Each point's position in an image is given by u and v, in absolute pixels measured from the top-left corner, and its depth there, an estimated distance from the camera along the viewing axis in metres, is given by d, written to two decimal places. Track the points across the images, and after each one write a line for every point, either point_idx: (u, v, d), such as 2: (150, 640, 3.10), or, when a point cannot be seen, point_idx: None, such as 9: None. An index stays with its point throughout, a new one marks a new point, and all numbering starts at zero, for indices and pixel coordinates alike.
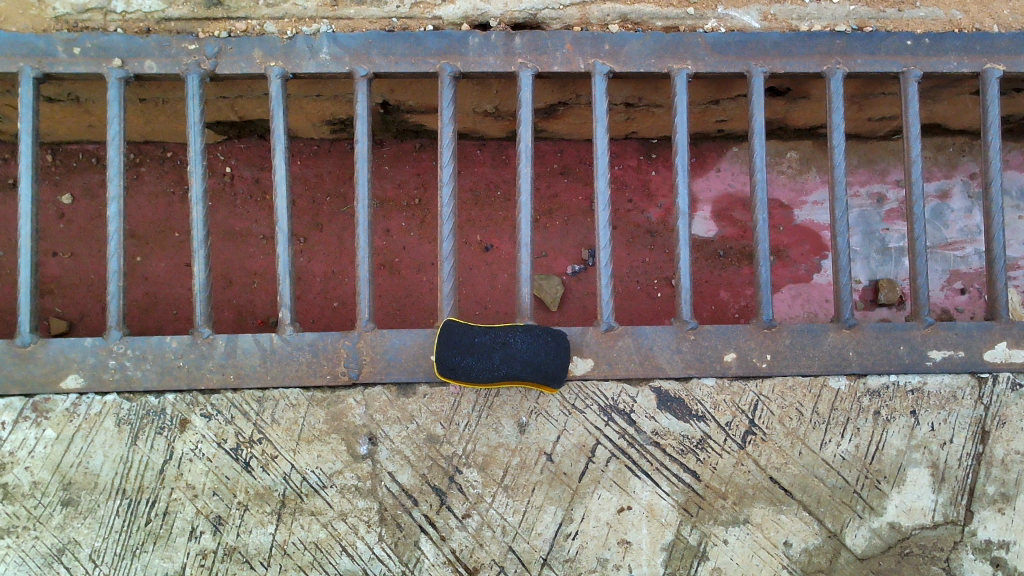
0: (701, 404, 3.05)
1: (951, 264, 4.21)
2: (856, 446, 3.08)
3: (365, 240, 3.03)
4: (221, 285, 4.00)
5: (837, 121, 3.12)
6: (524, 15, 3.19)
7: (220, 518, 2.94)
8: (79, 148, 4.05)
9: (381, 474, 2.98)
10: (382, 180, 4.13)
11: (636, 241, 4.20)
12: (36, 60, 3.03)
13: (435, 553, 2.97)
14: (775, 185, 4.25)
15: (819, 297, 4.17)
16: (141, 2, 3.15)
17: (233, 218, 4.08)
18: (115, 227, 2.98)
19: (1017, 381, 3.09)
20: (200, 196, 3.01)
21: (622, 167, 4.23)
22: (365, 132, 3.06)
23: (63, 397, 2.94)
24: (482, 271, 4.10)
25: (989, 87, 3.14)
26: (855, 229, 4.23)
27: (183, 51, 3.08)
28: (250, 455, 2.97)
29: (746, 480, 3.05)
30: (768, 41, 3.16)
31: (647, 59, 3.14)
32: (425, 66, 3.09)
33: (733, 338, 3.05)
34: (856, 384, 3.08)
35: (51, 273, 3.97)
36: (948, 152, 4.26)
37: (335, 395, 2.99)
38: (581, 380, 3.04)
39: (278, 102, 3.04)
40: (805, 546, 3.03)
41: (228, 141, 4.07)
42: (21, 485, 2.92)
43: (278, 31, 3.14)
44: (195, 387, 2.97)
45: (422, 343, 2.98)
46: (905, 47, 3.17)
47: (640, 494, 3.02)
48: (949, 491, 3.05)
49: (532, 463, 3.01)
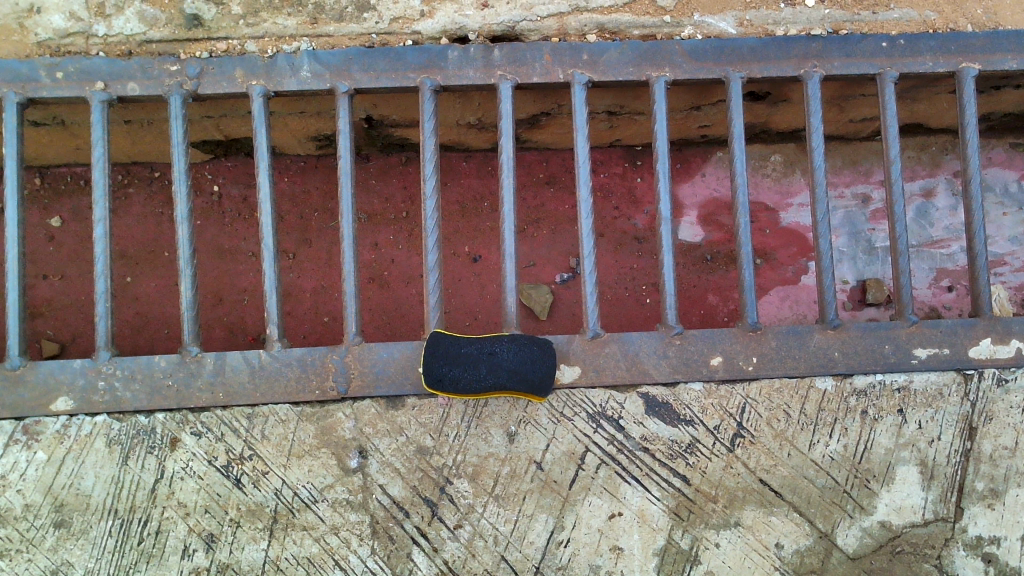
0: (689, 408, 3.07)
1: (937, 262, 4.23)
2: (845, 446, 3.09)
3: (350, 254, 3.05)
4: (212, 303, 4.03)
5: (816, 123, 3.14)
6: (502, 28, 3.23)
7: (213, 536, 2.95)
8: (67, 171, 4.08)
9: (372, 488, 2.99)
10: (369, 195, 4.17)
11: (623, 247, 4.22)
12: (19, 85, 3.07)
13: (428, 565, 2.98)
14: (760, 188, 4.27)
15: (807, 298, 4.19)
16: (122, 25, 3.18)
17: (222, 236, 4.11)
18: (102, 250, 3.01)
19: (1003, 376, 3.11)
20: (186, 215, 3.04)
21: (608, 174, 4.26)
22: (348, 148, 3.09)
23: (52, 420, 2.95)
24: (471, 281, 4.12)
25: (965, 85, 3.18)
26: (841, 229, 4.25)
27: (165, 73, 3.12)
28: (241, 472, 2.98)
29: (736, 483, 3.07)
30: (745, 46, 3.19)
31: (626, 68, 3.17)
32: (406, 81, 3.12)
33: (718, 342, 3.07)
34: (843, 384, 3.10)
35: (42, 296, 3.99)
36: (931, 151, 4.29)
37: (325, 409, 3.00)
38: (569, 389, 3.05)
39: (261, 120, 3.08)
40: (796, 547, 3.04)
41: (215, 160, 4.10)
42: (13, 508, 2.94)
43: (259, 50, 3.17)
44: (184, 406, 2.98)
45: (409, 356, 3.00)
46: (881, 48, 3.20)
47: (630, 500, 3.04)
48: (939, 488, 3.07)
49: (522, 472, 3.03)
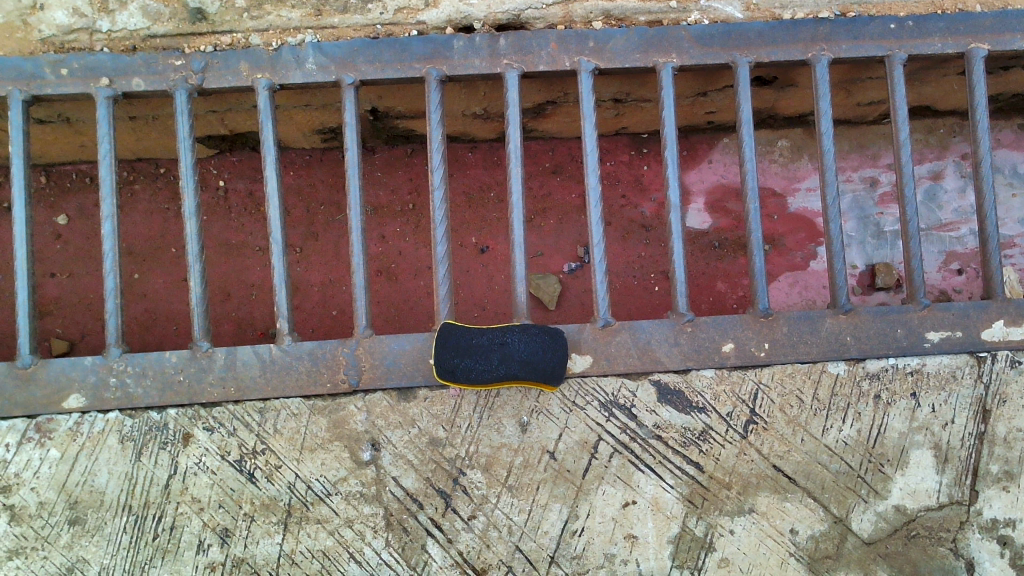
0: (701, 396, 3.06)
1: (946, 245, 4.22)
2: (858, 431, 3.08)
3: (359, 247, 3.04)
4: (220, 298, 4.02)
5: (825, 106, 3.12)
6: (508, 16, 3.20)
7: (227, 530, 2.95)
8: (72, 168, 4.07)
9: (385, 480, 2.99)
10: (375, 187, 4.15)
11: (631, 236, 4.20)
12: (24, 83, 3.06)
13: (443, 556, 2.98)
14: (767, 174, 4.26)
15: (816, 284, 4.17)
16: (126, 20, 3.16)
17: (228, 231, 4.10)
18: (109, 247, 3.00)
19: (1017, 358, 3.09)
20: (193, 210, 3.03)
21: (614, 163, 4.25)
22: (355, 139, 3.07)
23: (65, 417, 2.95)
24: (479, 272, 4.11)
25: (974, 66, 3.15)
26: (849, 214, 4.23)
27: (169, 68, 3.10)
28: (254, 466, 2.98)
29: (750, 470, 3.06)
30: (752, 30, 3.16)
31: (633, 55, 3.15)
32: (411, 72, 3.11)
33: (730, 328, 3.05)
34: (856, 368, 3.09)
35: (49, 294, 3.99)
36: (939, 133, 4.26)
37: (336, 402, 2.99)
38: (580, 377, 3.04)
39: (266, 113, 3.06)
40: (811, 533, 3.04)
41: (221, 154, 4.09)
42: (28, 505, 2.94)
43: (263, 43, 3.15)
44: (195, 401, 2.98)
45: (420, 347, 2.99)
46: (889, 30, 3.17)
47: (644, 488, 3.03)
48: (953, 472, 3.06)
49: (535, 462, 3.02)
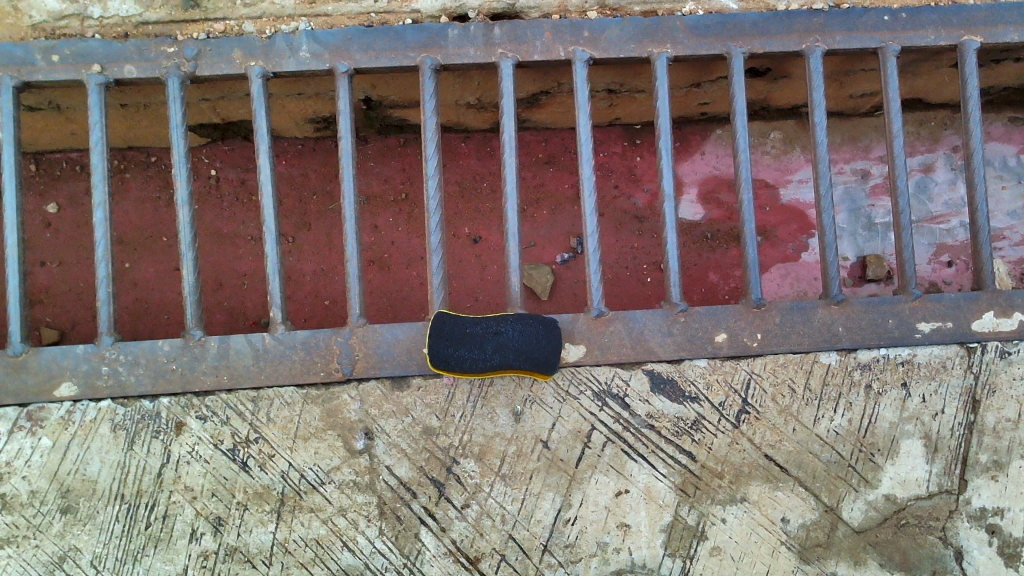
0: (694, 385, 3.07)
1: (937, 237, 4.24)
2: (849, 421, 3.10)
3: (352, 236, 3.03)
4: (212, 288, 4.01)
5: (819, 98, 3.13)
6: (502, 5, 3.19)
7: (220, 518, 2.95)
8: (62, 157, 4.05)
9: (379, 469, 2.99)
10: (368, 177, 4.14)
11: (624, 227, 4.21)
12: (14, 68, 3.04)
13: (436, 544, 2.99)
14: (760, 166, 4.27)
15: (807, 275, 4.19)
16: (118, 6, 3.14)
17: (220, 221, 4.08)
18: (102, 235, 2.99)
19: (1006, 349, 3.12)
20: (186, 198, 3.01)
21: (607, 154, 4.25)
22: (349, 128, 3.06)
23: (57, 405, 2.94)
24: (472, 263, 4.11)
25: (967, 58, 3.17)
26: (841, 206, 4.25)
27: (162, 54, 3.08)
28: (247, 455, 2.97)
29: (742, 459, 3.08)
30: (747, 21, 3.17)
31: (627, 45, 3.15)
32: (406, 61, 3.10)
33: (722, 318, 3.07)
34: (847, 358, 3.11)
35: (40, 283, 3.97)
36: (930, 126, 4.29)
37: (330, 391, 2.99)
38: (574, 366, 3.05)
39: (259, 101, 3.05)
40: (802, 522, 3.06)
41: (213, 143, 4.07)
42: (19, 494, 2.93)
43: (257, 30, 3.14)
44: (188, 389, 2.97)
45: (414, 336, 2.99)
46: (883, 22, 3.18)
47: (637, 477, 3.04)
48: (942, 461, 3.08)
49: (528, 451, 3.03)
